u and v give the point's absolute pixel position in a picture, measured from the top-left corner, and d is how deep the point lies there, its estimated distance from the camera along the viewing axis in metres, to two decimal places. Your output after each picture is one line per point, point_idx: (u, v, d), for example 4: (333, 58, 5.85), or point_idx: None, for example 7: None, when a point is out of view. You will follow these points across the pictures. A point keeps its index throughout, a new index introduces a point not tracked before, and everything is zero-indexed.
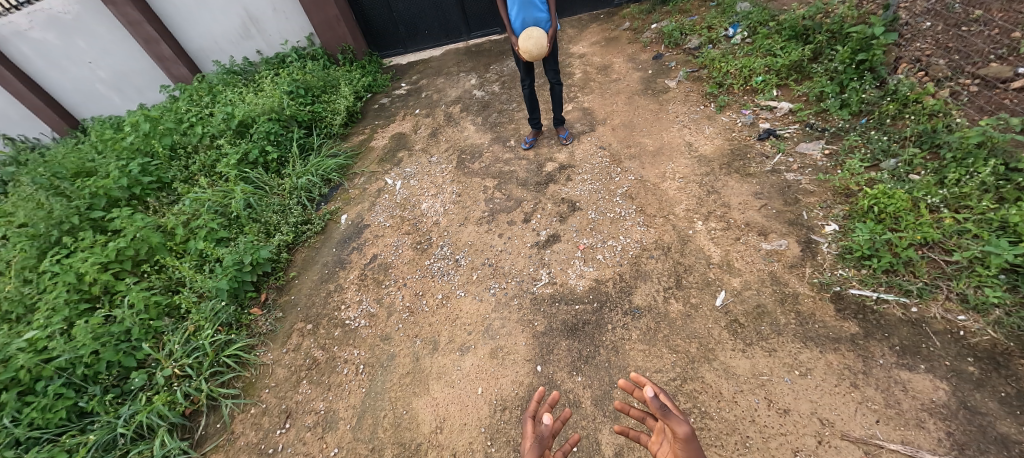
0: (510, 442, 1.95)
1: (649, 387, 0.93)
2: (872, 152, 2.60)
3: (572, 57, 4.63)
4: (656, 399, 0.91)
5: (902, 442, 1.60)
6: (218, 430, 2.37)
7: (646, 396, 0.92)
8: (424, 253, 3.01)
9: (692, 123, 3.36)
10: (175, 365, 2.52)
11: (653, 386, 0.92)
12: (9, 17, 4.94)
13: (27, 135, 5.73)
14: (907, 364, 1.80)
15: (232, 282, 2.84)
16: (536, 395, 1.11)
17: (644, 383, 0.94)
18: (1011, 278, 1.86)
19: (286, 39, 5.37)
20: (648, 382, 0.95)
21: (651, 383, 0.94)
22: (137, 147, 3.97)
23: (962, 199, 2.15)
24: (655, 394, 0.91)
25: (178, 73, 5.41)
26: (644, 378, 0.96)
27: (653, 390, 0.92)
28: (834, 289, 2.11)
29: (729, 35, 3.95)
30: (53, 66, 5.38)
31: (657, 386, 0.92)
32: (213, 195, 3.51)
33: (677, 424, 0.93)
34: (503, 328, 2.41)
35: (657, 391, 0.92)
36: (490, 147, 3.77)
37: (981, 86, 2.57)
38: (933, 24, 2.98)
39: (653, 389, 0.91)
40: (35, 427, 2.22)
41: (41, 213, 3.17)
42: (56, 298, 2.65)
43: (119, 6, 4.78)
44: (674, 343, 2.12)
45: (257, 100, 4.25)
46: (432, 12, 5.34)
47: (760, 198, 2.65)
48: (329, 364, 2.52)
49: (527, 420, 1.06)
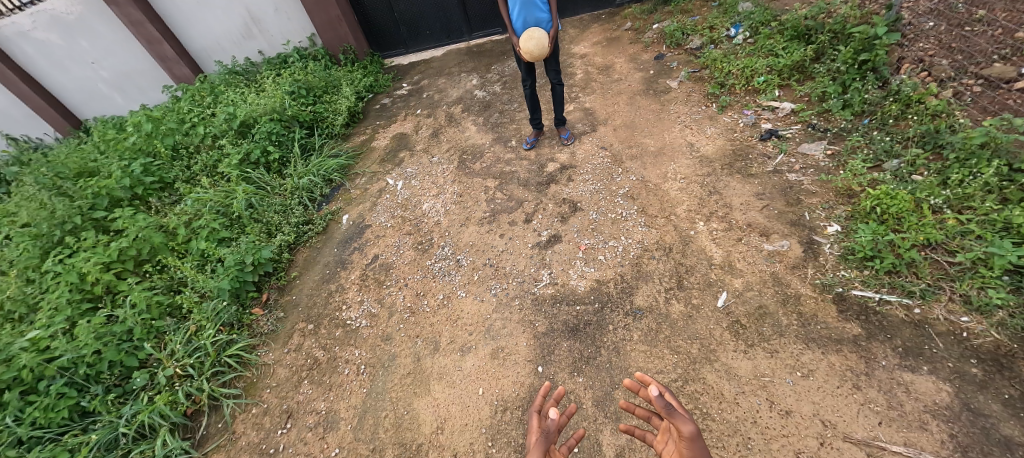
0: (510, 443, 1.95)
1: (654, 386, 0.96)
2: (875, 152, 2.59)
3: (573, 57, 4.62)
4: (660, 397, 0.94)
5: (905, 444, 1.59)
6: (220, 430, 2.37)
7: (652, 395, 0.95)
8: (425, 253, 3.01)
9: (693, 123, 3.35)
10: (176, 365, 2.52)
11: (657, 385, 0.95)
12: (13, 17, 4.96)
13: (30, 135, 5.76)
14: (910, 365, 1.79)
15: (233, 282, 2.85)
16: (543, 390, 1.10)
17: (649, 383, 0.97)
18: (1015, 279, 1.84)
19: (288, 39, 5.38)
20: (652, 382, 0.98)
21: (656, 383, 0.97)
22: (140, 147, 3.99)
23: (965, 200, 2.14)
24: (659, 393, 0.94)
25: (181, 74, 5.41)
26: (649, 377, 0.99)
27: (657, 389, 0.95)
28: (836, 290, 2.11)
29: (731, 35, 3.95)
30: (56, 66, 5.40)
31: (662, 385, 0.95)
32: (215, 195, 3.52)
33: (682, 422, 0.94)
34: (504, 328, 2.41)
35: (661, 390, 0.96)
36: (491, 147, 3.77)
37: (984, 86, 2.56)
38: (936, 23, 2.97)
39: (657, 388, 0.94)
40: (37, 426, 2.23)
41: (44, 213, 3.19)
42: (59, 298, 2.66)
43: (122, 6, 4.79)
44: (676, 344, 2.12)
45: (258, 100, 4.26)
46: (433, 12, 5.35)
47: (762, 199, 2.65)
48: (330, 364, 2.52)
49: (533, 414, 1.06)
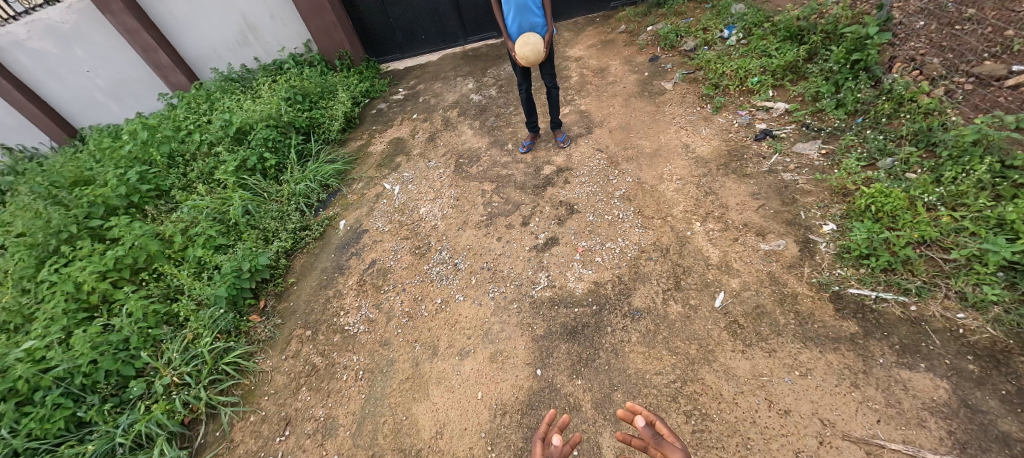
0: (510, 447, 1.94)
1: (641, 415, 0.99)
2: (869, 151, 2.61)
3: (569, 60, 4.64)
4: (647, 426, 0.97)
5: (904, 442, 1.59)
6: (218, 438, 2.36)
7: (639, 425, 0.97)
8: (423, 258, 3.01)
9: (689, 124, 3.37)
10: (174, 373, 2.51)
11: (644, 414, 0.98)
12: (8, 27, 4.97)
13: (25, 144, 5.73)
14: (907, 363, 1.80)
15: (231, 289, 2.83)
16: (547, 417, 1.11)
17: (637, 413, 1.00)
18: (1010, 276, 1.86)
19: (285, 45, 5.39)
20: (641, 412, 1.01)
21: (644, 412, 1.00)
22: (136, 156, 3.98)
23: (959, 197, 2.15)
24: (645, 423, 0.97)
25: (176, 82, 5.41)
26: (638, 408, 1.02)
27: (644, 419, 0.97)
28: (833, 288, 2.11)
29: (725, 36, 3.98)
30: (51, 74, 5.39)
31: (648, 414, 0.98)
32: (212, 202, 3.51)
33: (670, 450, 0.94)
34: (502, 332, 2.41)
35: (648, 420, 0.98)
36: (488, 150, 3.77)
37: (976, 84, 2.58)
38: (927, 23, 2.99)
39: (644, 419, 0.97)
40: (33, 437, 2.20)
41: (40, 222, 3.17)
42: (55, 308, 2.65)
43: (117, 14, 4.81)
44: (674, 345, 2.12)
45: (255, 107, 4.28)
46: (429, 17, 5.37)
47: (758, 199, 2.66)
48: (329, 370, 2.51)
49: (537, 442, 1.04)
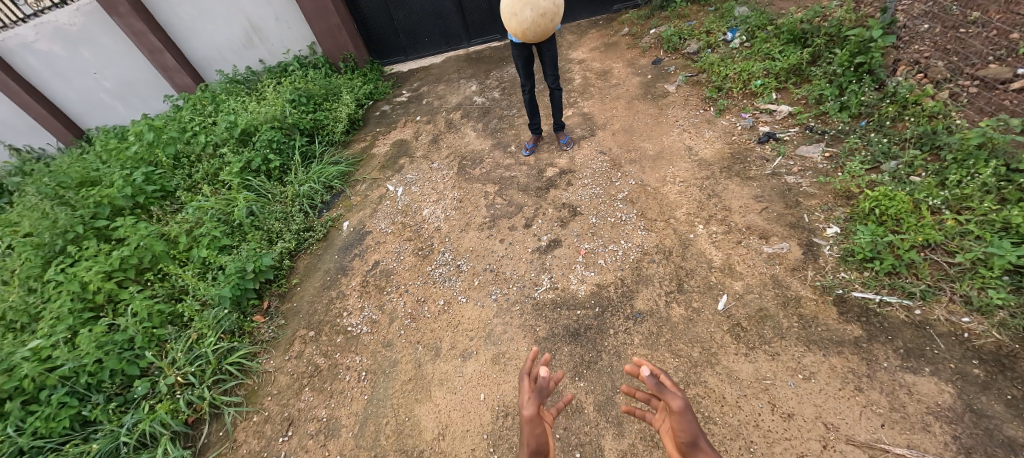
0: (512, 448, 1.94)
1: (645, 366, 0.99)
2: (872, 154, 2.60)
3: (571, 63, 4.65)
4: (651, 375, 0.98)
5: (909, 446, 1.58)
6: (221, 438, 2.37)
7: (642, 373, 0.98)
8: (426, 259, 3.02)
9: (691, 127, 3.37)
10: (178, 373, 2.52)
11: (649, 365, 0.98)
12: (16, 29, 5.02)
13: (32, 146, 5.79)
14: (912, 366, 1.79)
15: (234, 289, 2.85)
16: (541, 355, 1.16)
17: (642, 364, 1.01)
18: (1016, 279, 1.84)
19: (289, 48, 5.43)
20: (645, 363, 1.02)
21: (647, 362, 1.01)
22: (141, 157, 4.02)
23: (963, 200, 2.15)
24: (650, 372, 0.98)
25: (182, 83, 5.46)
26: (641, 360, 1.03)
27: (649, 368, 0.98)
28: (837, 292, 2.11)
29: (728, 40, 3.98)
30: (58, 76, 5.45)
31: (652, 364, 0.99)
32: (217, 203, 3.53)
33: (671, 397, 0.97)
34: (505, 334, 2.41)
35: (652, 369, 0.99)
36: (491, 153, 3.78)
37: (981, 87, 2.57)
38: (931, 25, 2.99)
39: (649, 367, 0.98)
40: (39, 436, 2.21)
41: (47, 222, 3.19)
42: (61, 307, 2.67)
43: (124, 17, 4.86)
44: (676, 348, 2.12)
45: (259, 108, 4.30)
46: (432, 19, 5.39)
47: (760, 201, 2.66)
48: (332, 371, 2.52)
49: (525, 377, 1.11)
